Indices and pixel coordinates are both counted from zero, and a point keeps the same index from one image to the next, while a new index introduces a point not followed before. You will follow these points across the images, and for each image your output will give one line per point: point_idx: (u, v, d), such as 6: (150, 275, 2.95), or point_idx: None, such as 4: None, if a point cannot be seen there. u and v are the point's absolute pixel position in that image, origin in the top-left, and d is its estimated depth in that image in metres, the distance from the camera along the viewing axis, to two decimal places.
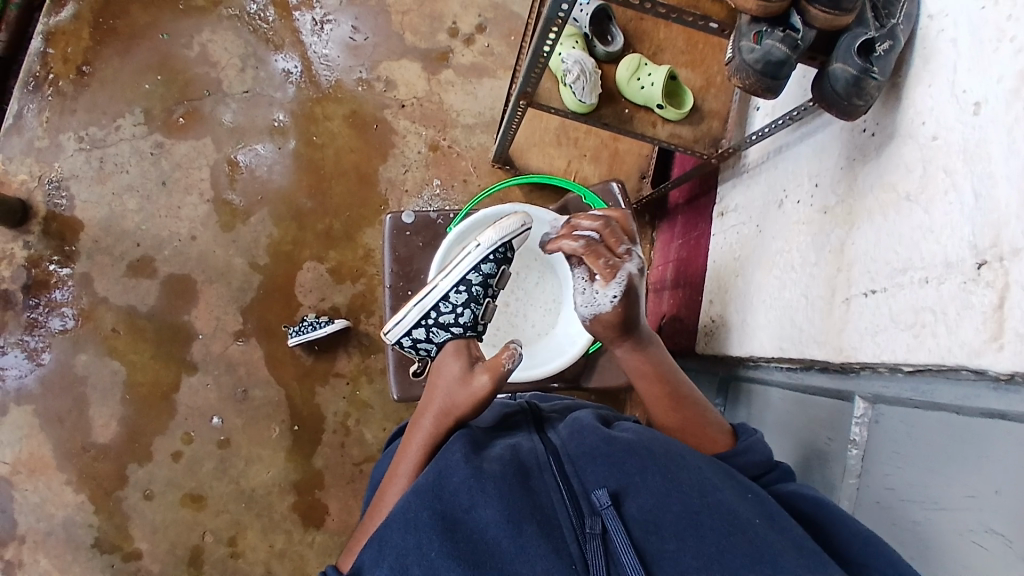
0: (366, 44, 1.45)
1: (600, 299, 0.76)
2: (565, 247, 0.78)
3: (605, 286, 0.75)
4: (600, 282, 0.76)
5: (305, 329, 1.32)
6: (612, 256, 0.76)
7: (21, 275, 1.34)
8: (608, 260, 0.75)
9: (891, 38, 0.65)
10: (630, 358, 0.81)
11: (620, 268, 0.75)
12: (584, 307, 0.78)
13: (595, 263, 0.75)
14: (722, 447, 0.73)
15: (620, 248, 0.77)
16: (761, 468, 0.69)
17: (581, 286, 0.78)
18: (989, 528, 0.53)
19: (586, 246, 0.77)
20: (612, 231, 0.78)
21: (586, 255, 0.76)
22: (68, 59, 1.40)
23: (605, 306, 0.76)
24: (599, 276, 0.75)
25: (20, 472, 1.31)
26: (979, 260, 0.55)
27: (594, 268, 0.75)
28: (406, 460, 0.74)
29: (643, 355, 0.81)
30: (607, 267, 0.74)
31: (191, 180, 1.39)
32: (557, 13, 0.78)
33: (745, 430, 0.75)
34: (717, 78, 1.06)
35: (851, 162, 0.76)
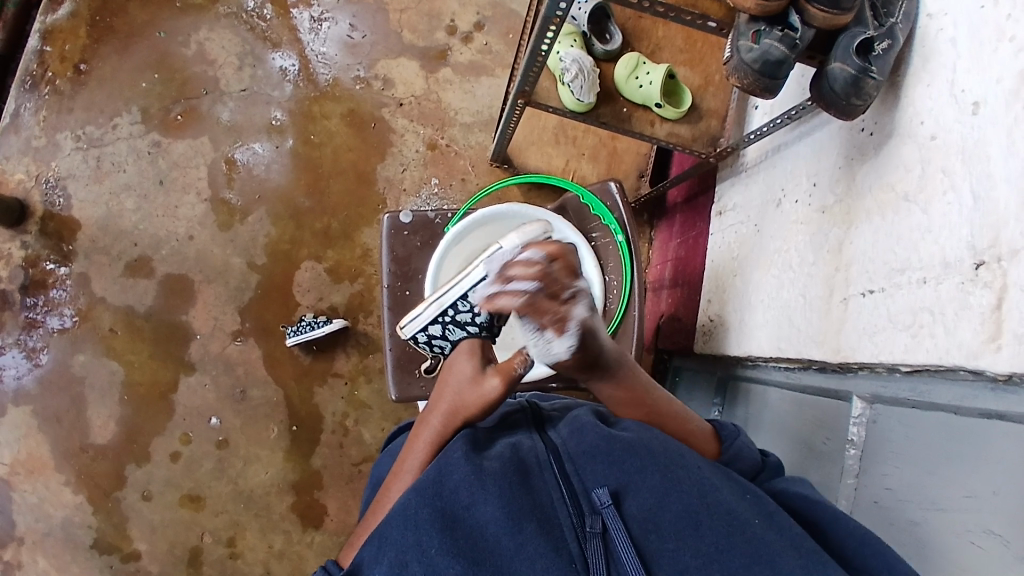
0: (364, 42, 1.45)
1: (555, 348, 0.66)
2: (503, 306, 0.62)
3: (560, 339, 0.64)
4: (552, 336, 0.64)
5: (303, 329, 1.31)
6: (559, 308, 0.62)
7: (18, 275, 1.34)
8: (556, 314, 0.62)
9: (889, 37, 0.65)
10: (606, 388, 0.73)
11: (570, 319, 0.63)
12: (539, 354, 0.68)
13: (543, 322, 0.62)
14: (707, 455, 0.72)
15: (564, 293, 0.62)
16: (753, 470, 0.70)
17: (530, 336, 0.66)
18: (987, 528, 0.53)
19: (527, 305, 0.61)
20: (554, 279, 0.61)
21: (530, 315, 0.62)
22: (65, 57, 1.39)
23: (562, 353, 0.66)
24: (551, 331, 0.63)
25: (18, 473, 1.31)
26: (978, 261, 0.54)
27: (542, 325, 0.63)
28: (411, 457, 0.73)
29: (620, 385, 0.73)
30: (557, 323, 0.62)
31: (189, 179, 1.39)
32: (555, 11, 0.77)
33: (729, 433, 0.74)
34: (715, 77, 1.06)
35: (849, 161, 0.75)
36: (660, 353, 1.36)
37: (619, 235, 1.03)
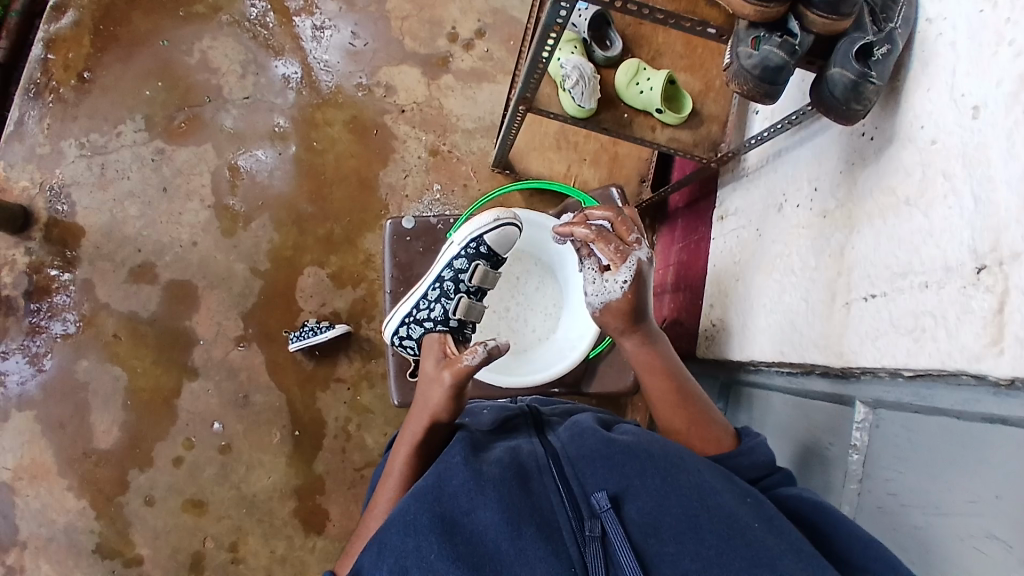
0: (366, 50, 1.46)
1: (609, 286, 0.77)
2: (578, 233, 0.78)
3: (615, 273, 0.76)
4: (611, 267, 0.76)
5: (306, 334, 1.32)
6: (623, 243, 0.76)
7: (22, 281, 1.35)
8: (616, 245, 0.75)
9: (888, 42, 0.66)
10: (637, 351, 0.80)
11: (630, 254, 0.75)
12: (594, 295, 0.78)
13: (605, 248, 0.75)
14: (727, 443, 0.74)
15: (631, 236, 0.76)
16: (756, 471, 0.69)
17: (591, 274, 0.79)
18: (990, 532, 0.53)
19: (597, 233, 0.76)
20: (624, 221, 0.78)
21: (597, 242, 0.76)
22: (69, 65, 1.40)
23: (615, 294, 0.76)
24: (610, 262, 0.76)
25: (21, 478, 1.31)
26: (979, 265, 0.55)
27: (605, 254, 0.76)
28: (398, 454, 0.76)
29: (652, 351, 0.80)
30: (616, 254, 0.75)
31: (192, 186, 1.40)
32: (555, 19, 0.78)
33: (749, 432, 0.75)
34: (715, 83, 1.07)
35: (850, 165, 0.76)
36: None
37: None
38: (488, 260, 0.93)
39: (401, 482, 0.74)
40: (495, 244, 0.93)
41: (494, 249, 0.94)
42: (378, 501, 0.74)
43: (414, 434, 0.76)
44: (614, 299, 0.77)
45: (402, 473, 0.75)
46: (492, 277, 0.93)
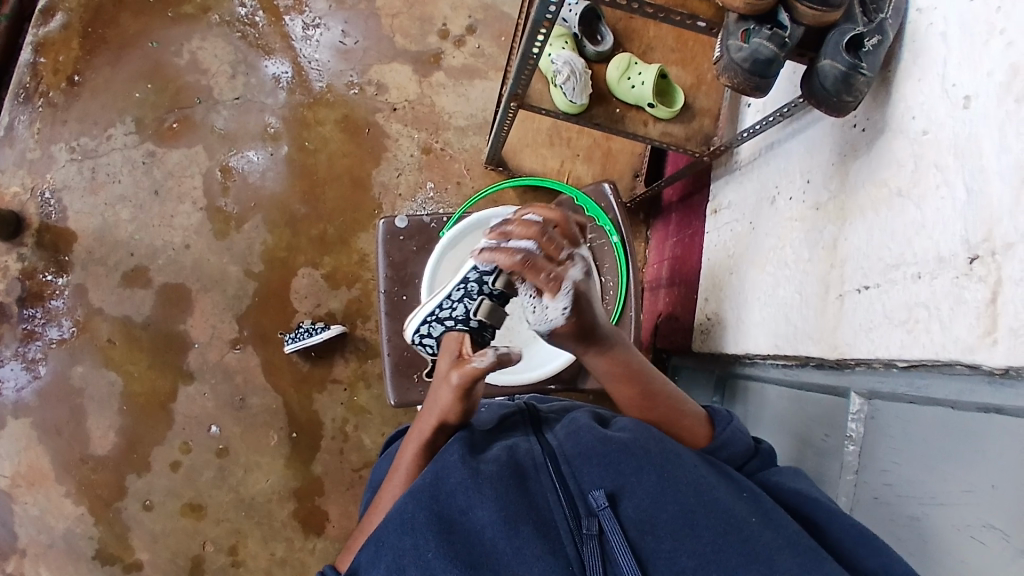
0: (357, 48, 1.45)
1: (550, 314, 0.68)
2: (502, 264, 0.68)
3: (553, 301, 0.67)
4: (546, 296, 0.67)
5: (301, 335, 1.32)
6: (553, 266, 0.66)
7: (15, 287, 1.34)
8: (549, 272, 0.66)
9: (879, 33, 0.65)
10: (600, 363, 0.75)
11: (565, 278, 0.66)
12: (535, 325, 0.70)
13: (536, 279, 0.66)
14: (700, 440, 0.72)
15: (561, 255, 0.67)
16: (742, 458, 0.70)
17: (529, 301, 0.70)
18: (986, 523, 0.53)
19: (523, 262, 0.67)
20: (550, 238, 0.67)
21: (525, 272, 0.67)
22: (58, 68, 1.39)
23: (559, 319, 0.68)
24: (544, 290, 0.67)
25: (19, 485, 1.30)
26: (972, 255, 0.54)
27: (537, 283, 0.67)
28: (405, 455, 0.75)
29: (612, 358, 0.75)
30: (550, 282, 0.66)
31: (184, 188, 1.39)
32: (544, 14, 0.78)
33: (722, 417, 0.74)
34: (707, 76, 1.06)
35: (843, 157, 0.75)
36: (658, 352, 1.37)
37: (614, 236, 1.03)
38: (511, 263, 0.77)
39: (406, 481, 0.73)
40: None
41: None
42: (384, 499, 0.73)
43: (426, 430, 0.75)
44: (560, 326, 0.69)
45: (409, 471, 0.73)
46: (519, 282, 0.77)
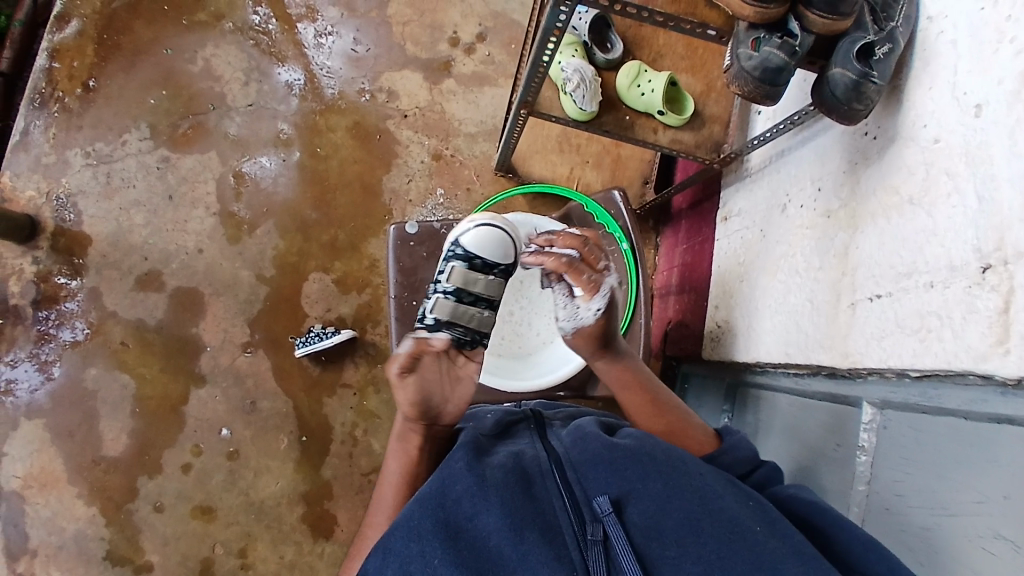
0: (368, 55, 1.46)
1: (581, 313, 0.80)
2: (546, 264, 0.79)
3: (587, 300, 0.79)
4: (582, 297, 0.79)
5: (312, 340, 1.33)
6: (593, 272, 0.79)
7: (30, 290, 1.36)
8: (590, 277, 0.78)
9: (890, 41, 0.65)
10: (609, 371, 0.85)
11: (603, 283, 0.79)
12: (565, 321, 0.82)
13: (578, 280, 0.78)
14: (706, 447, 0.72)
15: (600, 263, 0.79)
16: (749, 466, 0.69)
17: (562, 300, 0.82)
18: (998, 533, 0.53)
19: (567, 265, 0.78)
20: (592, 248, 0.80)
21: (568, 273, 0.78)
22: (73, 75, 1.41)
23: (588, 319, 0.80)
24: (582, 292, 0.79)
25: (31, 486, 1.31)
26: (983, 264, 0.54)
27: (578, 285, 0.78)
28: (393, 461, 0.77)
29: (622, 366, 0.85)
30: (589, 285, 0.78)
31: (197, 194, 1.40)
32: (555, 23, 0.78)
33: (731, 430, 0.75)
34: (717, 84, 1.06)
35: (853, 165, 0.75)
36: (669, 359, 1.36)
37: (624, 243, 1.03)
38: (468, 261, 0.94)
39: (401, 488, 0.75)
40: (479, 246, 0.94)
41: (475, 252, 0.94)
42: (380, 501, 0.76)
43: (400, 425, 0.76)
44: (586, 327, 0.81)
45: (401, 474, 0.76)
46: (474, 275, 0.93)
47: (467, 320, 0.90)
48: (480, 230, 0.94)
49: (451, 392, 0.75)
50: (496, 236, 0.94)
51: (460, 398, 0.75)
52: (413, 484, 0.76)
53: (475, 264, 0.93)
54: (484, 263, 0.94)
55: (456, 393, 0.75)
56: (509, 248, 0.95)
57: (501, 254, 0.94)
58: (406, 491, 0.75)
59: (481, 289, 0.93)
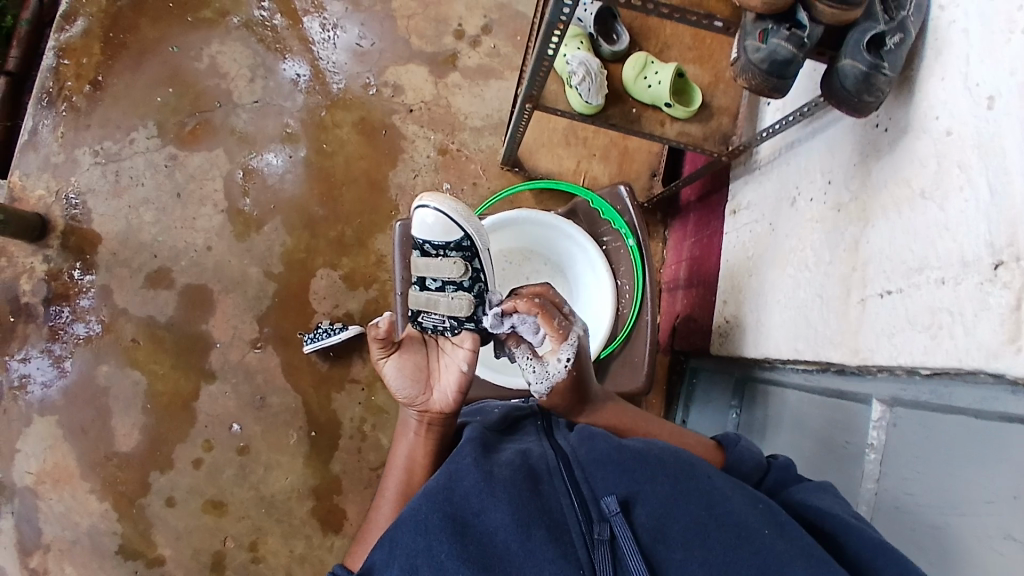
0: (373, 50, 1.46)
1: (550, 369, 0.75)
2: (521, 307, 0.75)
3: (556, 350, 0.74)
4: (552, 346, 0.74)
5: (321, 336, 1.34)
6: (563, 318, 0.75)
7: (41, 289, 1.37)
8: (559, 320, 0.74)
9: (901, 31, 0.64)
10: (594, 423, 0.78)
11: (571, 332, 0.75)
12: (536, 384, 0.76)
13: (552, 322, 0.74)
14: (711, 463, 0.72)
15: (565, 307, 0.77)
16: (758, 472, 0.69)
17: (529, 364, 0.77)
18: (1009, 534, 0.51)
19: (540, 306, 0.74)
20: (555, 297, 0.77)
21: (542, 314, 0.74)
22: (81, 73, 1.42)
23: (559, 373, 0.74)
24: (551, 339, 0.74)
25: (45, 482, 1.33)
26: (996, 260, 0.53)
27: (547, 328, 0.74)
28: (400, 447, 0.77)
29: (603, 414, 0.79)
30: (560, 330, 0.74)
31: (205, 191, 1.41)
32: (559, 16, 0.78)
33: (731, 440, 0.74)
34: (725, 74, 1.05)
35: (864, 157, 0.74)
36: (678, 354, 1.35)
37: (630, 239, 1.02)
38: (420, 249, 0.88)
39: (403, 472, 0.75)
40: (424, 231, 0.87)
41: (426, 239, 0.88)
42: (385, 491, 0.74)
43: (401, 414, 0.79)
44: (558, 382, 0.75)
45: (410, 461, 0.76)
46: (427, 261, 0.87)
47: (436, 305, 0.84)
48: (418, 218, 0.88)
49: (438, 380, 0.78)
50: (432, 219, 0.87)
51: (449, 386, 0.77)
52: (412, 468, 0.75)
53: (427, 249, 0.88)
54: (433, 245, 0.87)
55: (443, 381, 0.77)
56: (450, 224, 0.86)
57: (442, 232, 0.86)
58: (407, 479, 0.75)
59: (440, 272, 0.86)
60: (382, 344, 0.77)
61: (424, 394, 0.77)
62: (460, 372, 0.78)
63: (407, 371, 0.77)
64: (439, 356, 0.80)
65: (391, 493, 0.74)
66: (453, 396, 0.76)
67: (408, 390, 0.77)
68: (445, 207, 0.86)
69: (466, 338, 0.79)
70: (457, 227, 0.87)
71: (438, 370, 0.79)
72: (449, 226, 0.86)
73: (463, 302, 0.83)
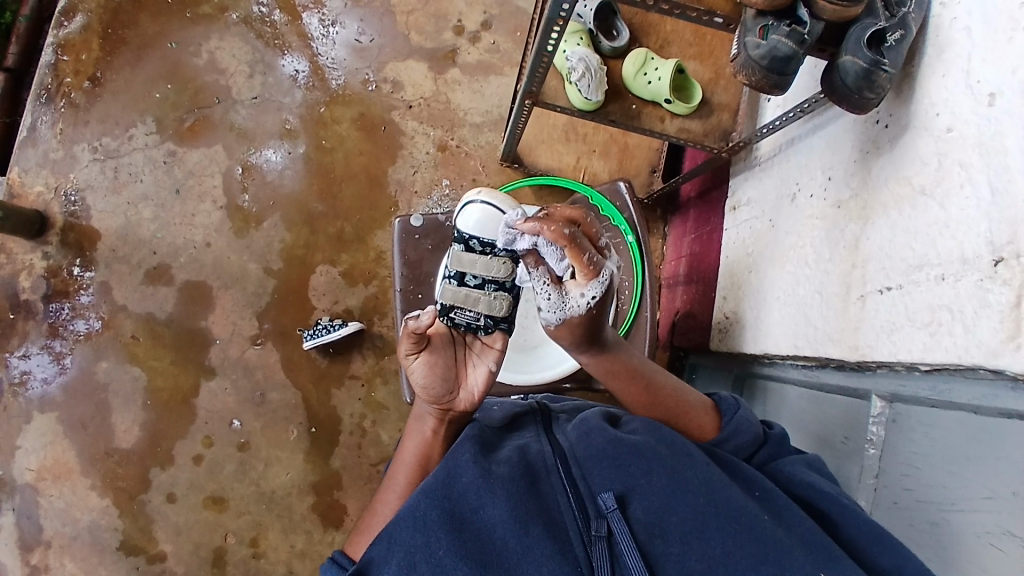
0: (373, 46, 1.45)
1: (568, 303, 0.68)
2: (547, 236, 0.64)
3: (581, 285, 0.67)
4: (579, 280, 0.67)
5: (319, 332, 1.34)
6: (595, 252, 0.65)
7: (40, 285, 1.37)
8: (593, 256, 0.65)
9: (902, 28, 0.63)
10: (598, 363, 0.76)
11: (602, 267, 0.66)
12: (547, 312, 0.69)
13: (580, 260, 0.64)
14: (708, 432, 0.72)
15: (599, 238, 0.67)
16: (750, 448, 0.69)
17: (542, 290, 0.68)
18: (1007, 530, 0.52)
19: (570, 240, 0.63)
20: (591, 223, 0.66)
21: (571, 248, 0.64)
22: (79, 69, 1.42)
23: (577, 307, 0.68)
24: (580, 273, 0.66)
25: (45, 478, 1.33)
26: (996, 257, 0.53)
27: (579, 264, 0.65)
28: (410, 442, 0.77)
29: (611, 358, 0.76)
30: (589, 267, 0.65)
31: (204, 187, 1.40)
32: (558, 12, 0.77)
33: (729, 406, 0.74)
34: (726, 71, 1.04)
35: (864, 154, 0.74)
36: (677, 350, 1.36)
37: (630, 235, 1.02)
38: (463, 243, 0.74)
39: (416, 468, 0.75)
40: (473, 225, 0.72)
41: (474, 233, 0.73)
42: (394, 482, 0.75)
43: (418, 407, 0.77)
44: (574, 316, 0.69)
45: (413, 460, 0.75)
46: (472, 257, 0.74)
47: (475, 303, 0.75)
48: (472, 207, 0.72)
49: (464, 378, 0.76)
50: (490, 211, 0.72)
51: (475, 384, 0.76)
52: (426, 462, 0.75)
53: (472, 246, 0.73)
54: (482, 243, 0.73)
55: (469, 379, 0.76)
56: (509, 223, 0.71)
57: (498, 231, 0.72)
58: (420, 471, 0.75)
59: (488, 271, 0.74)
60: (413, 341, 0.72)
61: (451, 393, 0.75)
62: (489, 371, 0.75)
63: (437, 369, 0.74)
64: (466, 352, 0.77)
65: (400, 486, 0.74)
66: (479, 396, 0.75)
67: (435, 389, 0.74)
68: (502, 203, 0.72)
69: (497, 338, 0.77)
70: None
71: (465, 369, 0.76)
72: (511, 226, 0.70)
73: (503, 301, 0.75)
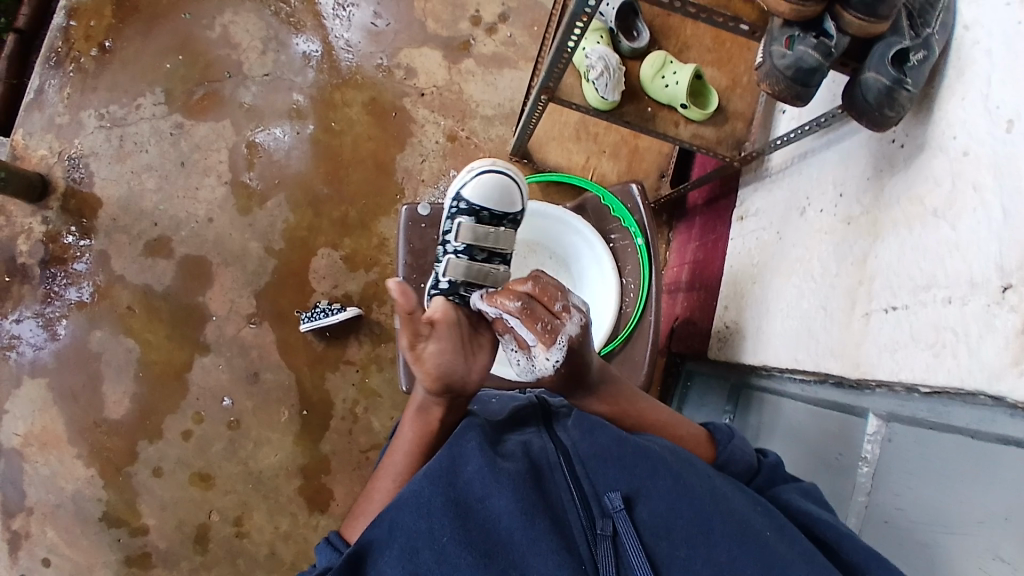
0: (388, 30, 1.44)
1: (538, 365, 0.72)
2: (502, 306, 0.69)
3: (545, 352, 0.70)
4: (540, 347, 0.69)
5: (317, 315, 1.33)
6: (551, 318, 0.69)
7: (38, 250, 1.35)
8: (547, 323, 0.69)
9: (925, 49, 0.63)
10: (596, 407, 0.75)
11: (561, 332, 0.69)
12: (524, 372, 0.74)
13: (533, 327, 0.68)
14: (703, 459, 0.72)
15: (557, 304, 0.69)
16: (748, 474, 0.69)
17: (515, 354, 0.74)
18: (997, 554, 0.52)
19: (522, 310, 0.69)
20: (546, 287, 0.69)
21: (524, 319, 0.69)
22: (90, 35, 1.40)
23: (546, 370, 0.71)
24: (538, 341, 0.69)
25: (31, 445, 1.33)
26: (1005, 283, 0.53)
27: (533, 333, 0.69)
28: (406, 426, 0.73)
29: (603, 398, 0.76)
30: (546, 333, 0.68)
31: (210, 162, 1.39)
32: (583, 8, 0.76)
33: (724, 436, 0.73)
34: (742, 79, 1.04)
35: (878, 172, 0.74)
36: (673, 356, 1.36)
37: (639, 238, 1.02)
38: (474, 214, 0.96)
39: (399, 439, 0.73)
40: (482, 196, 0.96)
41: (484, 205, 0.96)
42: (388, 464, 0.72)
43: (421, 398, 0.71)
44: (546, 374, 0.72)
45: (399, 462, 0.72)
46: (484, 230, 0.93)
47: (487, 278, 0.89)
48: (479, 181, 0.97)
49: (474, 363, 0.70)
50: (497, 182, 0.97)
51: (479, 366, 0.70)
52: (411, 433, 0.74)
53: (482, 217, 0.96)
54: (491, 215, 0.97)
55: (479, 361, 0.70)
56: (516, 195, 0.98)
57: (506, 203, 0.97)
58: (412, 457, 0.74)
59: (492, 244, 0.94)
60: (410, 324, 0.66)
61: (464, 377, 0.69)
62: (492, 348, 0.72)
63: (447, 356, 0.68)
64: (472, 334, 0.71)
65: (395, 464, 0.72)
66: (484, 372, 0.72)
67: (448, 377, 0.68)
68: (515, 174, 0.98)
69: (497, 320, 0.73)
70: (519, 202, 0.98)
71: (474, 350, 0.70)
72: (513, 196, 0.98)
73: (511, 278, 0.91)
